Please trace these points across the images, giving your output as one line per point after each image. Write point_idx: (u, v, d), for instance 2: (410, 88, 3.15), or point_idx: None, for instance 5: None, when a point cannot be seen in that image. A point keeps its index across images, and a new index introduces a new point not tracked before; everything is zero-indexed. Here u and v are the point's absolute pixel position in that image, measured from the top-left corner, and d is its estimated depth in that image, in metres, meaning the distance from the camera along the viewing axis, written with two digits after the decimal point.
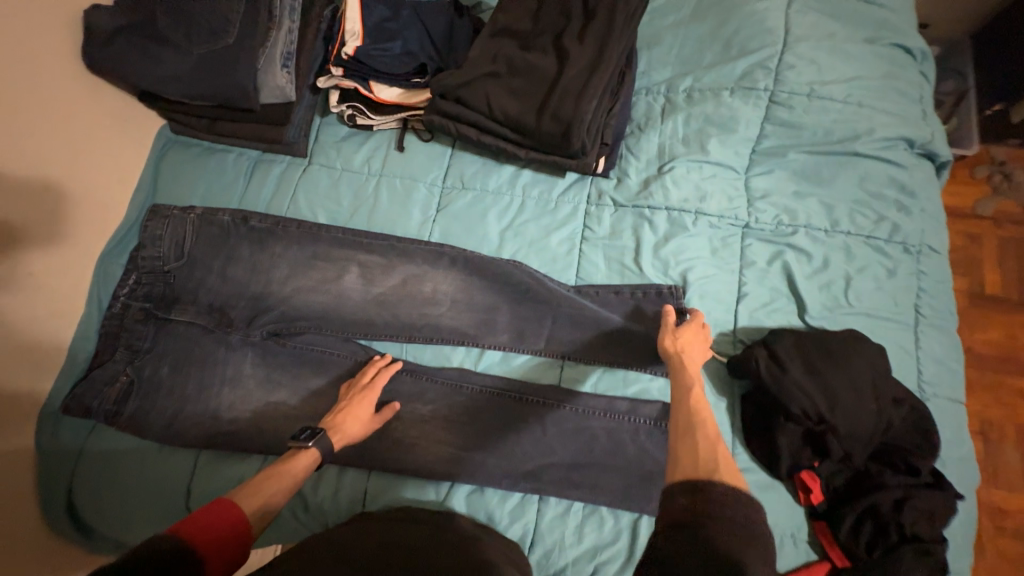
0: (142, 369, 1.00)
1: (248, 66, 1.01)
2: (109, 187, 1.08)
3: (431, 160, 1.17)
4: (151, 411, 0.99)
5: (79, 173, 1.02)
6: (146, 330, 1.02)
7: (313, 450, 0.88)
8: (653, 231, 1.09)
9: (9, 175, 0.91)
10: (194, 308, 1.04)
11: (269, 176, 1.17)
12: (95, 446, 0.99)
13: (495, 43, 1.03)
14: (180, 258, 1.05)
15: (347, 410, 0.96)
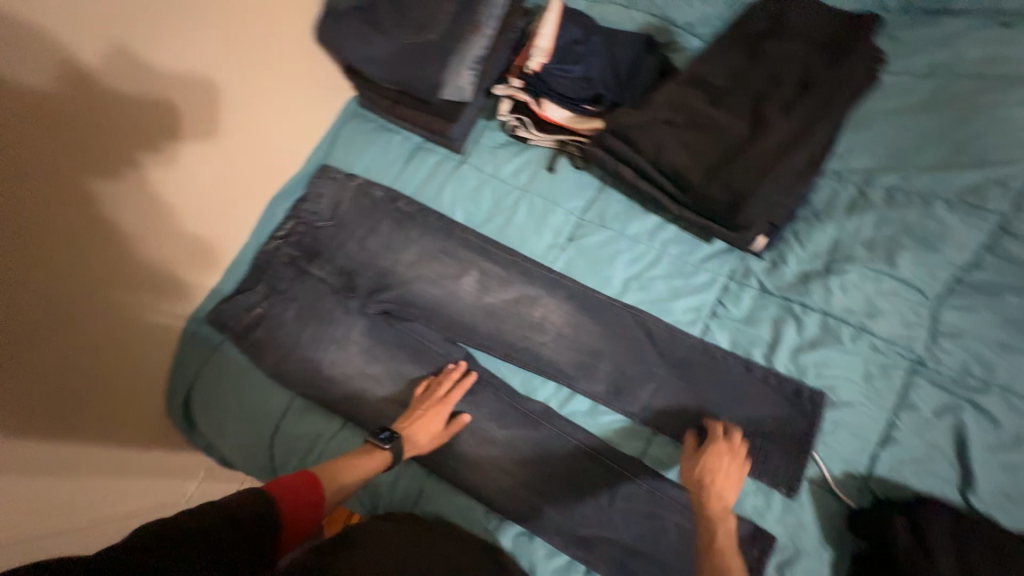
0: (274, 307, 1.10)
1: (440, 65, 1.07)
2: (293, 141, 1.21)
3: (578, 189, 1.15)
4: (268, 346, 1.09)
5: (276, 125, 1.17)
6: (286, 273, 1.12)
7: (382, 453, 0.94)
8: (798, 331, 0.96)
9: (210, 114, 1.04)
10: (330, 266, 1.12)
11: (424, 164, 1.22)
12: (218, 361, 1.11)
13: (684, 92, 0.97)
14: (334, 220, 1.15)
15: (421, 422, 0.98)
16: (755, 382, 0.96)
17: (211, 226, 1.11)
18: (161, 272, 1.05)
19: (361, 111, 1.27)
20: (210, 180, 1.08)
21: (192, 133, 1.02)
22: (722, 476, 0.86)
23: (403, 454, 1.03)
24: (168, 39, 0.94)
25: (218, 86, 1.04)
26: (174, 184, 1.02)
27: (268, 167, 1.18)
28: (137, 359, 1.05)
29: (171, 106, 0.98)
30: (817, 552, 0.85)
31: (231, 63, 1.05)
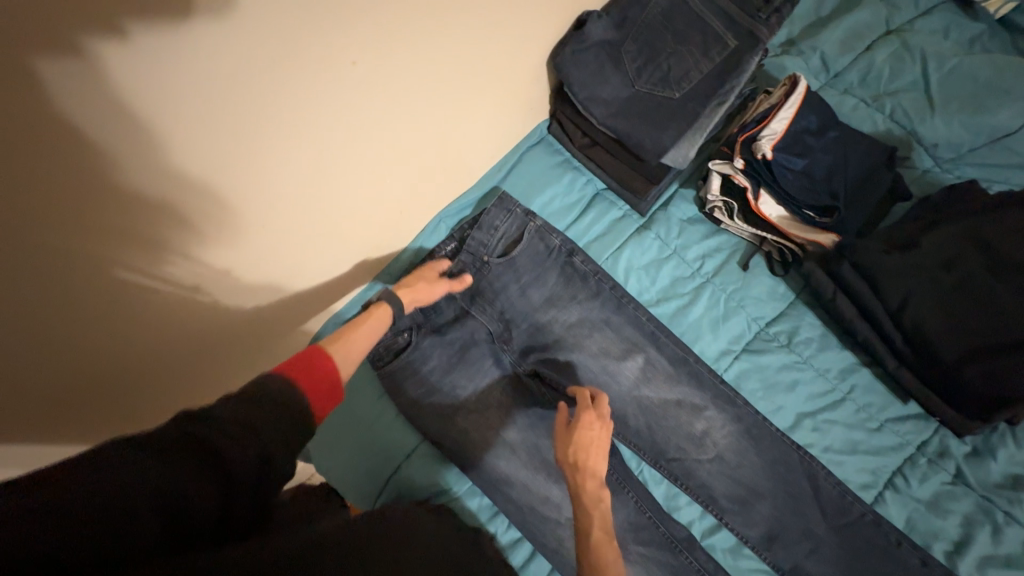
0: (422, 340, 0.99)
1: (676, 129, 0.95)
2: (484, 156, 1.10)
3: (770, 297, 1.04)
4: (400, 372, 0.99)
5: (478, 135, 1.05)
6: (441, 308, 1.00)
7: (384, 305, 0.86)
8: (994, 540, 0.85)
9: (402, 109, 0.86)
10: (490, 310, 1.01)
11: (603, 217, 1.12)
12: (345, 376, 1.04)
13: (960, 248, 0.86)
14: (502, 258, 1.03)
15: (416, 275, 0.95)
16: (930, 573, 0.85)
17: (374, 220, 0.99)
18: (309, 260, 0.93)
19: (549, 138, 1.16)
20: (392, 172, 0.94)
21: (399, 120, 0.87)
22: (594, 446, 0.79)
23: (518, 534, 0.97)
24: (427, 18, 0.79)
25: (445, 77, 0.89)
26: (361, 171, 0.89)
27: (445, 170, 1.05)
28: (254, 341, 0.95)
29: (393, 89, 0.83)
30: None
31: (468, 55, 0.90)
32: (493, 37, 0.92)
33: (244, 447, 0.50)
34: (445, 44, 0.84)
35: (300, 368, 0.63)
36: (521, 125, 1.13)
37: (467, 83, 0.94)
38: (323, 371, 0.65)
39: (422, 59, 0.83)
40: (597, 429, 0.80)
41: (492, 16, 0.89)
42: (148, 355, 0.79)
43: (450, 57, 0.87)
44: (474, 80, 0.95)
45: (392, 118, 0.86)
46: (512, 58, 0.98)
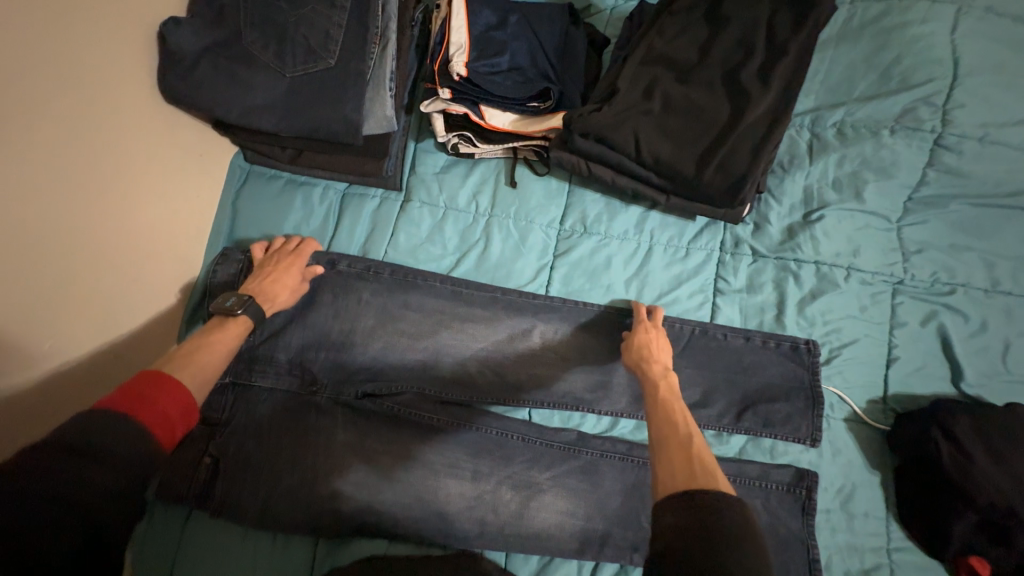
0: (227, 446, 0.87)
1: (355, 97, 0.84)
2: (189, 225, 0.92)
3: (549, 197, 1.04)
4: (243, 495, 0.86)
5: (175, 209, 0.90)
6: (224, 400, 0.90)
7: (244, 317, 0.81)
8: (798, 285, 1.00)
9: (44, 224, 0.71)
10: (274, 370, 0.91)
11: (362, 216, 1.01)
12: (193, 542, 0.85)
13: (651, 72, 0.88)
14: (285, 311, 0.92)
15: (268, 274, 0.87)
16: (766, 334, 0.98)
17: (114, 363, 0.82)
18: (17, 436, 0.70)
19: (256, 168, 1.00)
20: (75, 283, 0.75)
21: (38, 213, 0.70)
22: (659, 344, 0.87)
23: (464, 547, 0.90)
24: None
25: (77, 143, 0.74)
26: (17, 295, 0.68)
27: (152, 254, 0.87)
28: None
29: (4, 181, 0.66)
30: (868, 478, 0.93)
31: (90, 107, 0.76)
32: (110, 82, 0.78)
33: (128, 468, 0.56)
34: (46, 102, 0.70)
35: (147, 396, 0.62)
36: (208, 174, 0.95)
37: (112, 141, 0.79)
38: (169, 392, 0.64)
39: (26, 135, 0.68)
40: (664, 329, 0.91)
41: (89, 58, 0.75)
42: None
43: (65, 115, 0.72)
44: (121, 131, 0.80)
45: (24, 216, 0.68)
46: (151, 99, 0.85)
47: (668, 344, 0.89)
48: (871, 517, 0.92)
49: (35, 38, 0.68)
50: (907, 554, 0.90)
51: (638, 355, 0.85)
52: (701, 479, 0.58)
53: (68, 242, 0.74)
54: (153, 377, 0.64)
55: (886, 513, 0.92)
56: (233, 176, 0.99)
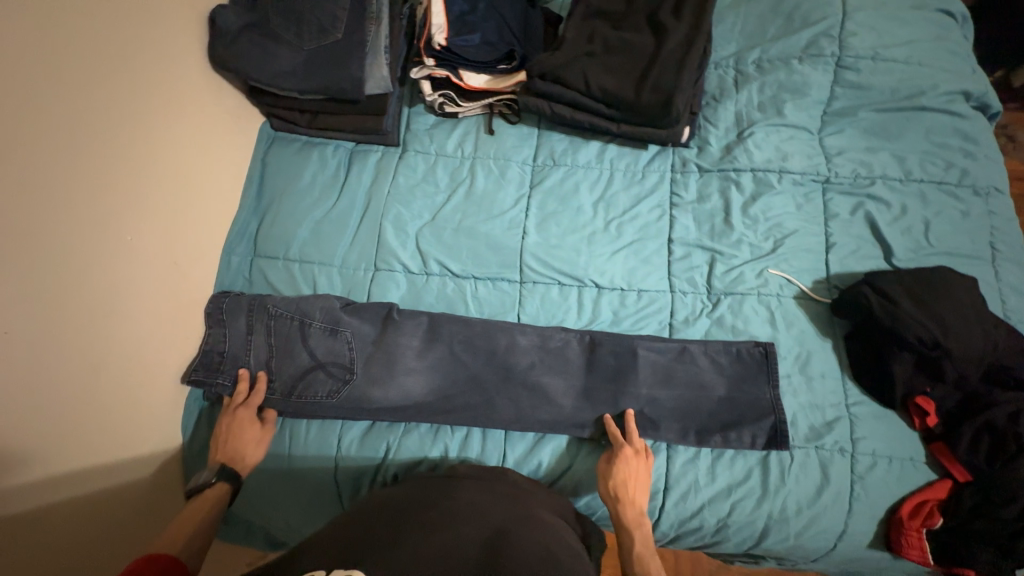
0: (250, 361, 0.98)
1: (358, 60, 1.07)
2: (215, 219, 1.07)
3: (522, 140, 1.24)
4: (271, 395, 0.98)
5: (223, 161, 1.10)
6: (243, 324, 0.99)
7: (220, 483, 0.85)
8: (740, 191, 1.17)
9: (140, 157, 0.92)
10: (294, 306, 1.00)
11: (367, 166, 1.21)
12: None
13: (591, 25, 1.11)
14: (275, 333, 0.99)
15: (230, 434, 0.92)
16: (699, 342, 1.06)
17: (178, 279, 0.98)
18: (113, 319, 0.87)
19: (279, 134, 1.20)
20: (158, 207, 0.96)
21: (136, 146, 0.92)
22: (635, 480, 0.92)
23: (467, 427, 1.01)
24: (112, 69, 0.88)
25: (163, 101, 0.97)
26: (107, 227, 0.86)
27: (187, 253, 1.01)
28: (101, 470, 0.86)
29: (118, 118, 0.89)
30: (822, 345, 1.05)
31: (124, 142, 0.90)
32: (134, 121, 0.91)
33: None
34: (146, 66, 0.94)
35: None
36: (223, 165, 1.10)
37: (137, 171, 0.92)
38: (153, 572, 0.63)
39: (133, 89, 0.91)
40: (646, 469, 0.94)
41: (111, 102, 0.87)
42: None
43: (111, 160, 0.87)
44: (154, 154, 0.95)
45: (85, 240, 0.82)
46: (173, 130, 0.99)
47: (646, 484, 0.93)
48: (828, 378, 1.03)
49: (60, 89, 0.79)
50: (865, 406, 1.00)
51: (612, 499, 0.90)
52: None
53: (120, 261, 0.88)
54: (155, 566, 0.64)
55: (842, 374, 1.03)
56: (261, 139, 1.19)
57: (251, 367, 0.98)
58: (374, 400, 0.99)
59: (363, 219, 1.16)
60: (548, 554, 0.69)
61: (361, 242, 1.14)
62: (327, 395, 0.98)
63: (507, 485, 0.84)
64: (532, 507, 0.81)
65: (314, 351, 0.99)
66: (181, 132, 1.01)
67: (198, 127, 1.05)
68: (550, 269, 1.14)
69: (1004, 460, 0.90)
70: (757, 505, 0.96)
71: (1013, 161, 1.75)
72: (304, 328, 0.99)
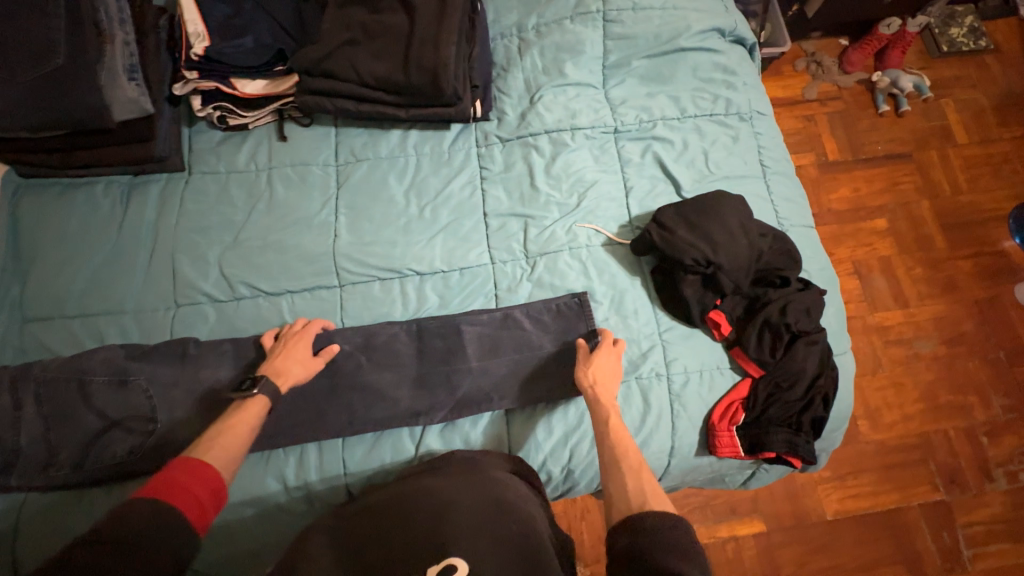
0: (23, 440, 0.89)
1: (90, 84, 0.96)
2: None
3: (319, 142, 1.19)
4: (62, 469, 0.89)
5: None
6: (7, 400, 0.89)
7: (260, 397, 0.87)
8: (541, 154, 1.21)
9: None
10: (74, 367, 0.92)
11: (149, 197, 1.11)
12: (25, 533, 0.88)
13: (350, 13, 1.08)
14: (52, 400, 0.90)
15: (285, 355, 0.94)
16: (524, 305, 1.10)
17: None
18: None
19: (31, 181, 1.07)
20: None
21: None
22: (603, 371, 0.95)
23: (301, 446, 0.99)
24: None
25: None
26: None
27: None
28: None
29: None
30: (632, 284, 1.12)
31: None
32: None
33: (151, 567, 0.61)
34: None
35: (175, 486, 0.69)
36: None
37: None
38: (204, 475, 0.72)
39: None
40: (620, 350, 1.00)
41: None
42: None
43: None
44: None
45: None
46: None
47: (615, 360, 0.98)
48: (641, 312, 1.10)
49: None
50: (676, 330, 1.09)
51: (586, 390, 0.93)
52: (639, 506, 0.73)
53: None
54: (186, 474, 0.71)
55: (653, 306, 1.11)
56: (7, 192, 1.05)
57: (24, 441, 0.89)
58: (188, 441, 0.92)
59: (152, 255, 1.07)
60: (493, 501, 0.80)
61: (154, 281, 1.05)
62: (128, 453, 0.90)
63: (459, 462, 0.91)
64: (481, 472, 0.88)
65: (104, 407, 0.91)
66: None
67: None
68: (367, 266, 1.11)
69: (783, 349, 1.02)
70: (592, 444, 1.02)
71: (823, 83, 1.98)
72: (85, 386, 0.91)
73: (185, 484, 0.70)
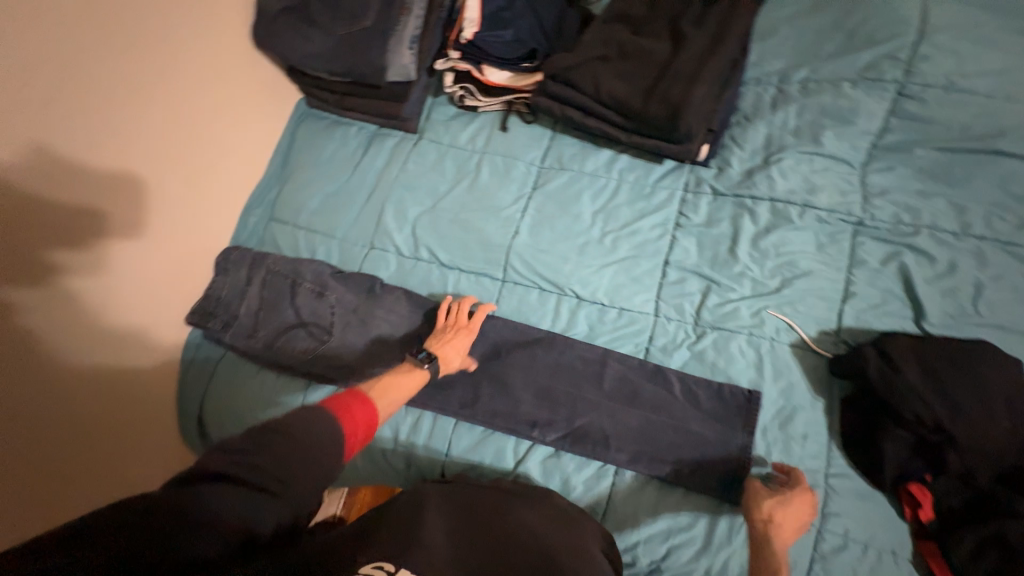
0: (239, 312, 1.09)
1: (381, 47, 1.13)
2: (238, 193, 1.20)
3: (533, 140, 1.23)
4: (253, 345, 1.08)
5: (250, 151, 1.21)
6: (242, 273, 1.11)
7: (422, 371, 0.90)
8: (754, 221, 1.06)
9: (166, 145, 1.05)
10: (290, 269, 1.11)
11: (383, 149, 1.27)
12: (215, 383, 1.10)
13: (611, 28, 1.07)
14: (268, 290, 1.10)
15: (449, 340, 0.99)
16: (677, 372, 1.00)
17: (182, 255, 1.10)
18: (121, 292, 1.01)
19: (312, 111, 1.31)
20: (176, 192, 1.08)
21: (166, 133, 1.05)
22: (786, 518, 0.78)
23: (419, 411, 1.05)
24: (158, 68, 1.03)
25: (195, 93, 1.09)
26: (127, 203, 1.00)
27: (222, 231, 1.17)
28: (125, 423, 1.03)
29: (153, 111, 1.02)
30: (812, 403, 0.94)
31: (163, 134, 1.04)
32: (172, 116, 1.06)
33: (306, 485, 0.62)
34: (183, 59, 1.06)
35: (351, 411, 0.71)
36: (257, 149, 1.23)
37: (170, 160, 1.06)
38: (366, 408, 0.72)
39: (168, 82, 1.04)
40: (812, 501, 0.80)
41: (144, 95, 1.00)
42: (58, 440, 0.92)
43: (173, 144, 1.06)
44: (184, 143, 1.08)
45: (127, 202, 1.00)
46: (230, 126, 1.17)
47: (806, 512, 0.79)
48: (810, 441, 0.92)
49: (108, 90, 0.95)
50: (850, 482, 0.89)
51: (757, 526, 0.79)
52: None
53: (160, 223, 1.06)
54: (358, 401, 0.72)
55: (829, 439, 0.92)
56: (295, 114, 1.31)
57: (241, 311, 1.09)
58: (345, 362, 1.05)
59: (369, 198, 1.23)
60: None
61: (363, 220, 1.21)
62: (302, 351, 1.06)
63: (554, 513, 0.81)
64: (570, 543, 0.75)
65: (300, 309, 1.08)
66: (208, 123, 1.13)
67: (226, 118, 1.16)
68: (534, 272, 1.13)
69: None
70: (696, 556, 0.89)
71: None
72: (295, 286, 1.09)
73: (352, 412, 0.71)
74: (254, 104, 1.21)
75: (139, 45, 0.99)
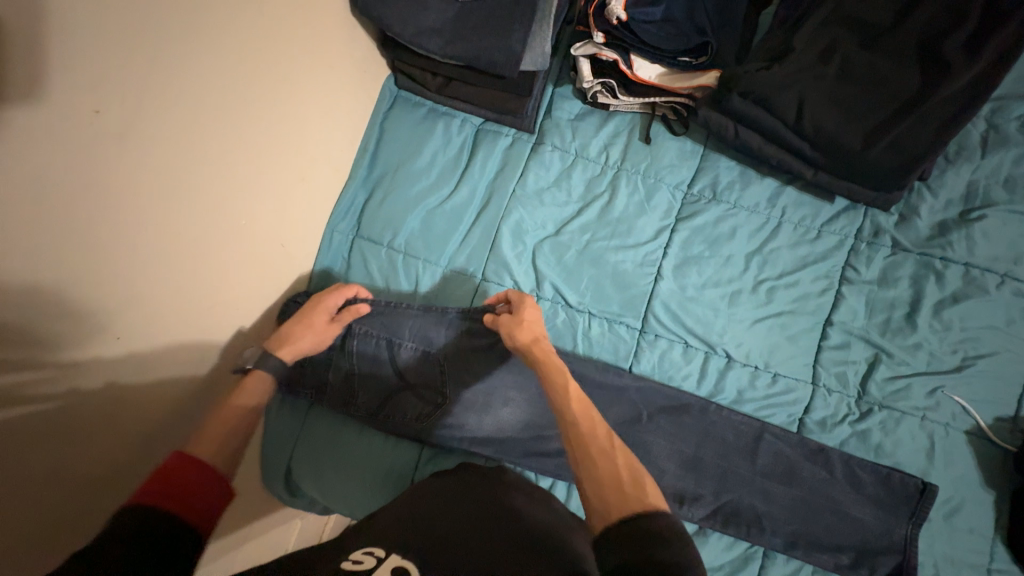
0: (326, 378, 0.92)
1: (523, 29, 0.87)
2: (317, 205, 0.98)
3: (682, 159, 1.02)
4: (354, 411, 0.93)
5: (308, 161, 0.93)
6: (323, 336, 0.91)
7: (261, 372, 0.75)
8: (940, 285, 0.94)
9: (211, 162, 0.74)
10: (381, 333, 0.92)
11: (494, 152, 1.03)
12: (311, 434, 0.96)
13: (831, 34, 0.86)
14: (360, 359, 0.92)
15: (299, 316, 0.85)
16: (841, 455, 0.92)
17: (210, 310, 0.81)
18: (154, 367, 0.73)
19: (405, 95, 1.06)
20: (211, 229, 0.77)
21: (208, 145, 0.73)
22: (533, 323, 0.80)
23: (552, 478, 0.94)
24: (213, 46, 0.70)
25: (249, 89, 0.77)
26: (152, 251, 0.69)
27: (212, 268, 0.79)
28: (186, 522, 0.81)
29: (195, 112, 0.70)
30: (980, 495, 0.89)
31: (204, 147, 0.72)
32: (219, 121, 0.74)
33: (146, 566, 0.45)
34: (240, 37, 0.74)
35: (159, 483, 0.52)
36: (341, 149, 1.00)
37: (209, 183, 0.75)
38: (185, 472, 0.54)
39: (220, 71, 0.72)
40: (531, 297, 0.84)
41: (189, 92, 0.68)
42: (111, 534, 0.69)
43: (158, 128, 0.65)
44: (227, 158, 0.77)
45: (150, 248, 0.68)
46: (247, 112, 0.78)
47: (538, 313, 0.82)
48: (976, 536, 0.88)
49: (145, 83, 0.62)
50: None
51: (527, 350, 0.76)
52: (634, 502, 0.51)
53: (128, 252, 0.65)
54: (174, 462, 0.55)
55: (994, 535, 0.88)
56: (384, 98, 1.06)
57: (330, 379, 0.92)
58: (468, 425, 0.93)
59: (479, 217, 1.01)
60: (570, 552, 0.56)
61: (471, 244, 1.00)
62: (415, 418, 0.93)
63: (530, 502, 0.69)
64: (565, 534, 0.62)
65: (404, 375, 0.93)
66: (260, 129, 0.81)
67: (281, 120, 0.85)
68: (679, 324, 0.98)
69: None
70: None
71: None
72: (394, 351, 0.92)
73: (181, 477, 0.53)
74: (293, 88, 0.86)
75: (183, 25, 0.65)
